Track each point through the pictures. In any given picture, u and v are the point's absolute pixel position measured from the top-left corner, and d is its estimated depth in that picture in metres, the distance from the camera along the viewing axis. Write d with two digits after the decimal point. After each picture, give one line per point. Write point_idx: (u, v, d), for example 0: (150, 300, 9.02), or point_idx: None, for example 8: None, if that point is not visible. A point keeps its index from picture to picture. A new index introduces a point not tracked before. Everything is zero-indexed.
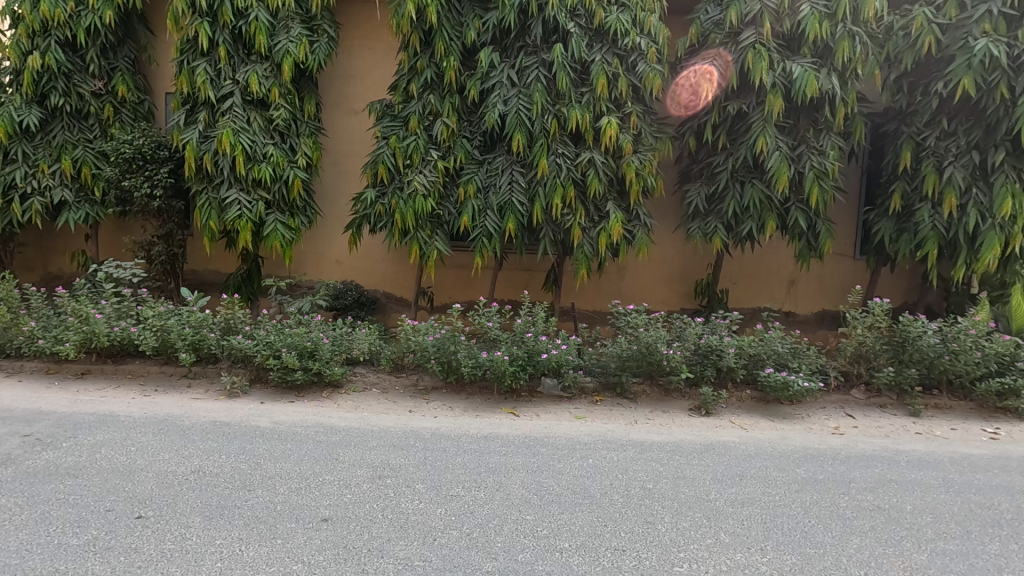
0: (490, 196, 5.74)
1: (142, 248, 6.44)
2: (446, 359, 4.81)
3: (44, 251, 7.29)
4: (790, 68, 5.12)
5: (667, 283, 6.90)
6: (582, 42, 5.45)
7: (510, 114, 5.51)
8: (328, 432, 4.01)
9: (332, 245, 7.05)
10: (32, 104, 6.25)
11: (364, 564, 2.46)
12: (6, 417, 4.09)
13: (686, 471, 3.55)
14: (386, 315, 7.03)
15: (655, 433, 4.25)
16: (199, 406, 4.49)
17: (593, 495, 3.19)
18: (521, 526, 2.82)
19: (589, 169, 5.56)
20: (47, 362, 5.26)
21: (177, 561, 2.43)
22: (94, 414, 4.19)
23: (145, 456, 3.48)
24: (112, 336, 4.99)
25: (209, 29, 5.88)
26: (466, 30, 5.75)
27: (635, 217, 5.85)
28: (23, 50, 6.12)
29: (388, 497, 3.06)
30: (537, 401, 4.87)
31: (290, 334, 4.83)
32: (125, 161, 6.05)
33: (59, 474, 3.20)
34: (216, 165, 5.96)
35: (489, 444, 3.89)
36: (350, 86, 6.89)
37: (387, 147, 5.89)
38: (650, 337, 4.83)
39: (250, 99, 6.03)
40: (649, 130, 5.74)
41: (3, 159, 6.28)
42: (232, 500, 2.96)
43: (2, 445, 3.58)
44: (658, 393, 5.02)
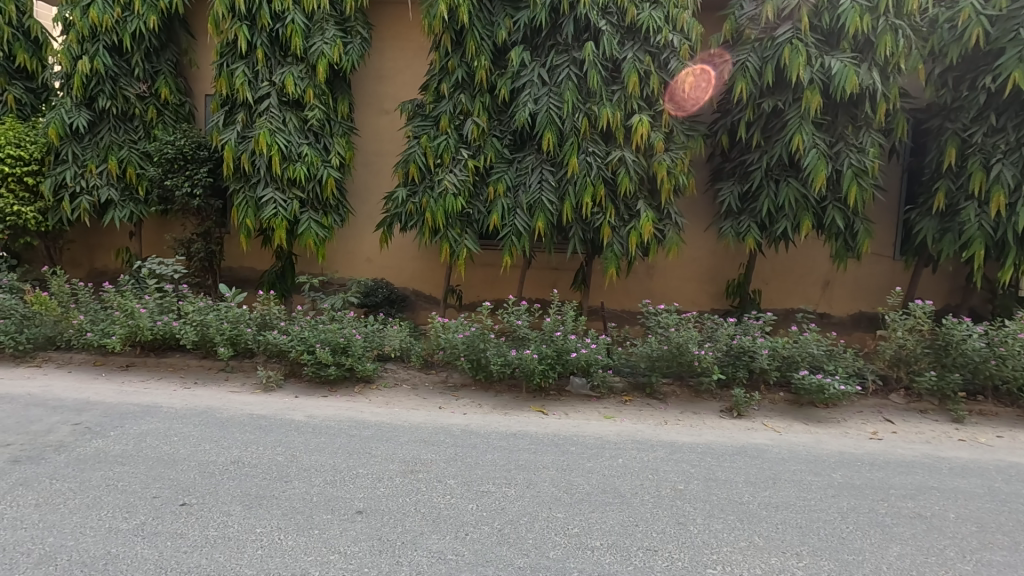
0: (520, 195, 5.75)
1: (182, 246, 6.66)
2: (476, 357, 4.85)
3: (91, 247, 7.61)
4: (828, 64, 4.99)
5: (697, 284, 6.81)
6: (613, 40, 5.43)
7: (540, 113, 5.51)
8: (360, 427, 4.09)
9: (363, 244, 7.17)
10: (81, 106, 6.53)
11: (399, 556, 2.50)
12: (58, 406, 4.29)
13: (718, 473, 3.51)
14: (415, 313, 7.12)
15: (686, 435, 4.21)
16: (237, 399, 4.63)
17: (623, 494, 3.18)
18: (552, 523, 2.83)
19: (619, 168, 5.52)
20: (95, 355, 5.49)
21: (220, 548, 2.51)
22: (139, 405, 4.36)
23: (188, 446, 3.61)
24: (154, 330, 5.18)
25: (248, 32, 6.04)
26: (497, 29, 5.78)
27: (666, 216, 5.80)
28: (73, 55, 6.40)
29: (420, 491, 3.11)
30: (566, 400, 4.87)
31: (324, 330, 4.94)
32: (167, 162, 6.28)
33: (109, 461, 3.35)
34: (253, 165, 6.13)
35: (519, 441, 3.92)
36: (382, 86, 6.98)
37: (418, 146, 5.97)
38: (681, 338, 4.79)
39: (286, 100, 6.18)
40: (681, 127, 5.68)
41: (54, 159, 6.56)
42: (271, 491, 3.05)
43: (55, 433, 3.76)
44: (689, 393, 4.97)
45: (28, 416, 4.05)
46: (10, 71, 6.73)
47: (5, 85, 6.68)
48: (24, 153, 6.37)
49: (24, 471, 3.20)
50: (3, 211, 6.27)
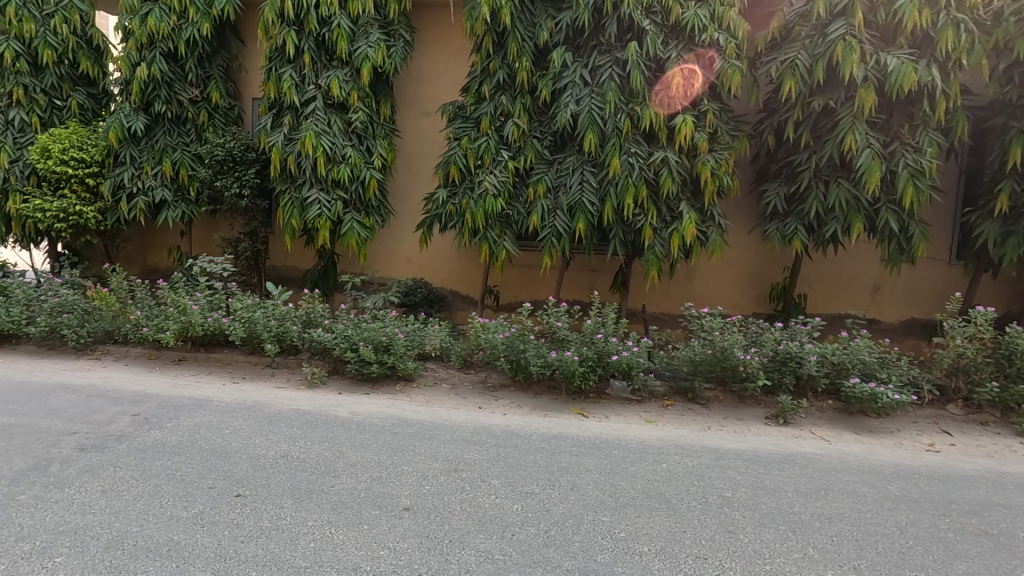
0: (560, 196, 5.72)
1: (229, 245, 6.87)
2: (516, 358, 4.86)
3: (145, 246, 7.94)
4: (884, 60, 4.82)
5: (740, 287, 6.67)
6: (657, 39, 5.37)
7: (582, 113, 5.49)
8: (403, 424, 4.15)
9: (403, 244, 7.27)
10: (139, 111, 6.80)
11: (448, 554, 2.52)
12: (117, 397, 4.48)
13: (766, 481, 3.42)
14: (453, 313, 7.18)
15: (730, 441, 4.12)
16: (283, 395, 4.75)
17: (669, 499, 3.14)
18: (598, 527, 2.81)
19: (662, 169, 5.44)
20: (149, 349, 5.73)
21: (275, 539, 2.58)
22: (191, 398, 4.53)
23: (239, 439, 3.72)
24: (205, 326, 5.36)
25: (296, 37, 6.20)
26: (539, 30, 5.77)
27: (709, 218, 5.70)
28: (132, 61, 6.68)
29: (464, 490, 3.13)
30: (606, 402, 4.84)
31: (367, 329, 5.04)
32: (218, 163, 6.50)
33: (168, 451, 3.49)
34: (299, 166, 6.28)
35: (560, 443, 3.90)
36: (423, 88, 7.07)
37: (459, 148, 6.03)
38: (725, 341, 4.70)
39: (331, 103, 6.32)
40: (726, 127, 5.57)
41: (113, 161, 6.87)
42: (320, 485, 3.11)
43: (116, 423, 3.93)
44: (732, 399, 4.87)
45: (91, 406, 4.25)
46: (74, 77, 7.07)
47: (69, 90, 7.03)
48: (86, 156, 6.70)
49: (89, 459, 3.35)
50: (66, 211, 6.63)
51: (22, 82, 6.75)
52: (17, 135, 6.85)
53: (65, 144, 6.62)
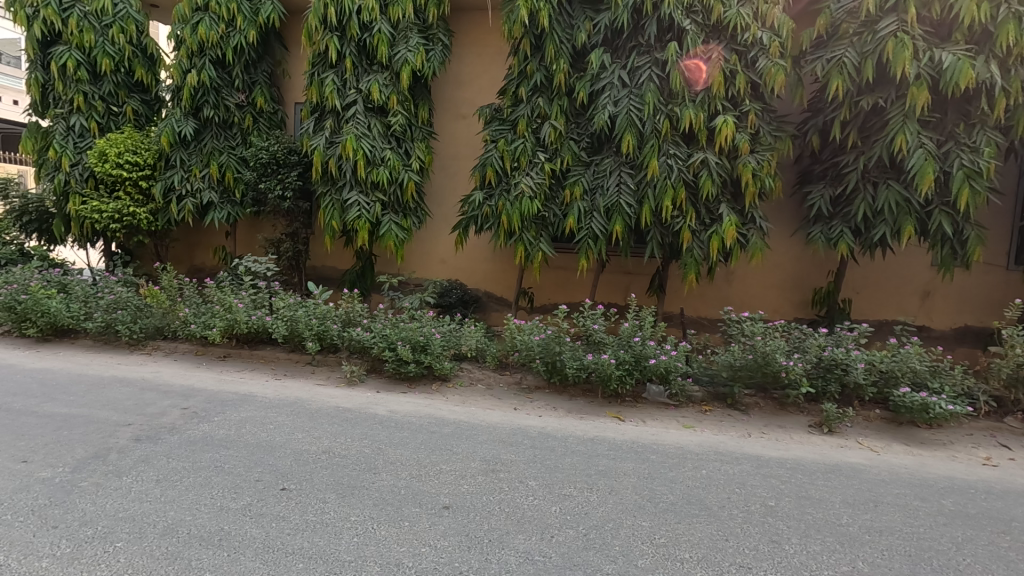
0: (597, 198, 5.69)
1: (272, 245, 7.07)
2: (551, 360, 4.85)
3: (191, 245, 8.25)
4: (938, 57, 4.65)
5: (781, 292, 6.51)
6: (697, 40, 5.30)
7: (620, 115, 5.46)
8: (440, 423, 4.20)
9: (439, 245, 7.35)
10: (188, 116, 7.06)
11: (488, 554, 2.54)
12: (168, 391, 4.67)
13: (811, 491, 3.32)
14: (487, 314, 7.22)
15: (772, 449, 4.03)
16: (324, 392, 4.86)
17: (710, 507, 3.08)
18: (638, 531, 2.79)
19: (701, 170, 5.36)
20: (197, 345, 5.95)
21: (319, 532, 2.65)
22: (237, 394, 4.68)
23: (283, 434, 3.83)
24: (249, 324, 5.53)
25: (338, 43, 6.34)
26: (577, 32, 5.76)
27: (750, 221, 5.58)
28: (183, 68, 6.95)
29: (503, 491, 3.14)
30: (642, 406, 4.79)
31: (405, 329, 5.12)
32: (262, 166, 6.71)
33: (217, 444, 3.62)
34: (340, 169, 6.42)
35: (597, 447, 3.88)
36: (460, 91, 7.14)
37: (496, 150, 6.06)
38: (767, 347, 4.58)
39: (371, 107, 6.45)
40: (768, 128, 5.46)
41: (165, 165, 7.15)
42: (361, 481, 3.17)
43: (168, 416, 4.09)
44: (773, 406, 4.76)
45: (144, 399, 4.43)
46: (130, 84, 7.39)
47: (125, 97, 7.36)
48: (139, 159, 6.99)
49: (144, 449, 3.50)
50: (120, 212, 6.97)
51: (82, 90, 7.09)
52: (77, 140, 7.20)
53: (120, 148, 6.91)
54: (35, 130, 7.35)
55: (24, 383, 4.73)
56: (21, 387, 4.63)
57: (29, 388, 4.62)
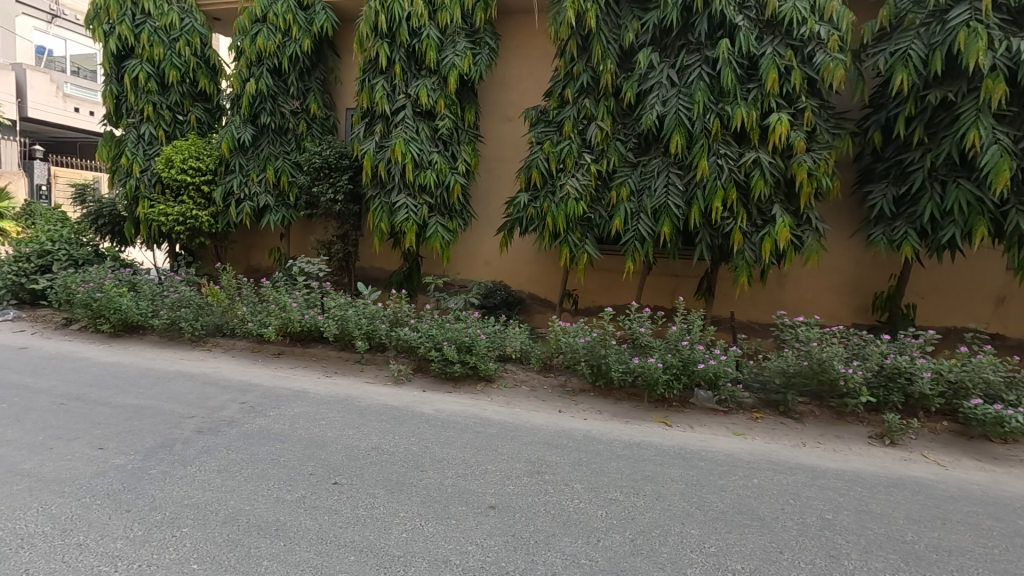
0: (644, 199, 5.60)
1: (324, 247, 7.30)
2: (597, 363, 4.80)
3: (248, 247, 8.62)
4: (1016, 46, 4.39)
5: (838, 296, 6.23)
6: (750, 35, 5.16)
7: (669, 115, 5.37)
8: (484, 424, 4.23)
9: (484, 247, 7.41)
10: (247, 123, 7.37)
11: (534, 555, 2.54)
12: (227, 385, 4.90)
13: (872, 505, 3.17)
14: (531, 316, 7.22)
15: (828, 459, 3.86)
16: (373, 389, 5.00)
17: (763, 517, 2.98)
18: (687, 539, 2.73)
19: (754, 170, 5.21)
20: (254, 342, 6.21)
21: (369, 527, 2.71)
22: (291, 390, 4.85)
23: (334, 429, 3.95)
24: (303, 322, 5.73)
25: (388, 49, 6.50)
26: (624, 32, 5.70)
27: (806, 222, 5.38)
28: (243, 77, 7.27)
29: (548, 493, 3.14)
30: (690, 412, 4.68)
31: (451, 329, 5.18)
32: (315, 170, 6.94)
33: (273, 438, 3.76)
34: (389, 172, 6.57)
35: (643, 451, 3.82)
36: (506, 93, 7.19)
37: (542, 152, 6.06)
38: (823, 353, 4.40)
39: (419, 111, 6.57)
40: (826, 125, 5.25)
41: (225, 170, 7.49)
42: (409, 478, 3.23)
43: (227, 410, 4.29)
44: (830, 415, 4.57)
45: (205, 393, 4.66)
46: (194, 94, 7.79)
47: (190, 106, 7.76)
48: (202, 165, 7.34)
49: (206, 440, 3.68)
50: (184, 215, 7.34)
51: (151, 100, 7.52)
52: (147, 147, 7.64)
53: (185, 155, 7.29)
54: (110, 139, 7.84)
55: (98, 375, 5.06)
56: (96, 379, 4.95)
57: (103, 379, 4.95)
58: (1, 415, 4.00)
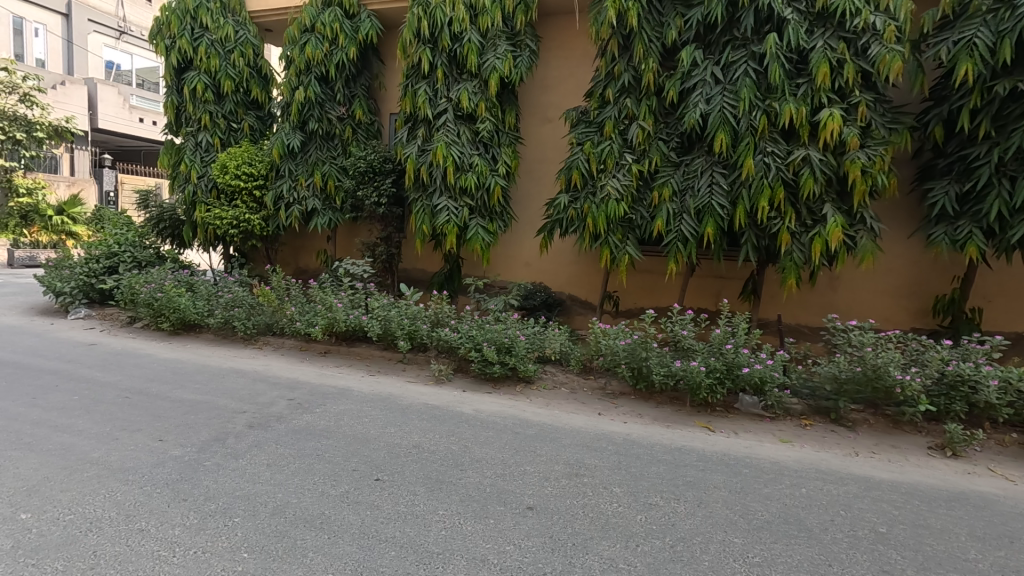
0: (687, 199, 5.50)
1: (368, 248, 7.50)
2: (637, 366, 4.73)
3: (296, 249, 8.92)
4: None
5: (894, 298, 5.94)
6: (800, 29, 5.00)
7: (713, 113, 5.25)
8: (523, 425, 4.24)
9: (524, 248, 7.43)
10: (296, 129, 7.64)
11: (572, 557, 2.53)
12: (276, 382, 5.09)
13: (930, 520, 3.01)
14: (572, 318, 7.19)
15: (883, 470, 3.69)
16: (414, 388, 5.09)
17: (810, 528, 2.88)
18: (729, 548, 2.66)
19: (803, 168, 5.02)
20: (301, 341, 6.42)
21: (410, 523, 2.77)
22: (336, 388, 5.00)
23: (377, 427, 4.05)
24: (348, 322, 5.90)
25: (430, 54, 6.61)
26: (667, 30, 5.62)
27: (859, 222, 5.15)
28: (292, 85, 7.54)
29: (587, 496, 3.12)
30: (734, 417, 4.56)
31: (491, 330, 5.22)
32: (360, 174, 7.13)
33: (318, 434, 3.89)
34: (430, 175, 6.68)
35: (685, 457, 3.75)
36: (547, 95, 7.19)
37: (582, 153, 6.03)
38: (878, 359, 4.20)
39: (461, 115, 6.65)
40: (882, 120, 5.01)
41: (276, 175, 7.78)
42: (448, 477, 3.28)
43: (276, 406, 4.45)
44: (885, 424, 4.36)
45: (256, 389, 4.86)
46: (247, 103, 8.14)
47: (243, 114, 8.11)
48: (254, 171, 7.66)
49: (257, 435, 3.84)
50: (238, 218, 7.68)
51: (208, 109, 7.90)
52: (204, 155, 8.02)
53: (238, 161, 7.62)
54: (170, 147, 8.27)
55: (159, 371, 5.36)
56: (156, 374, 5.24)
57: (163, 375, 5.23)
58: (73, 406, 4.28)
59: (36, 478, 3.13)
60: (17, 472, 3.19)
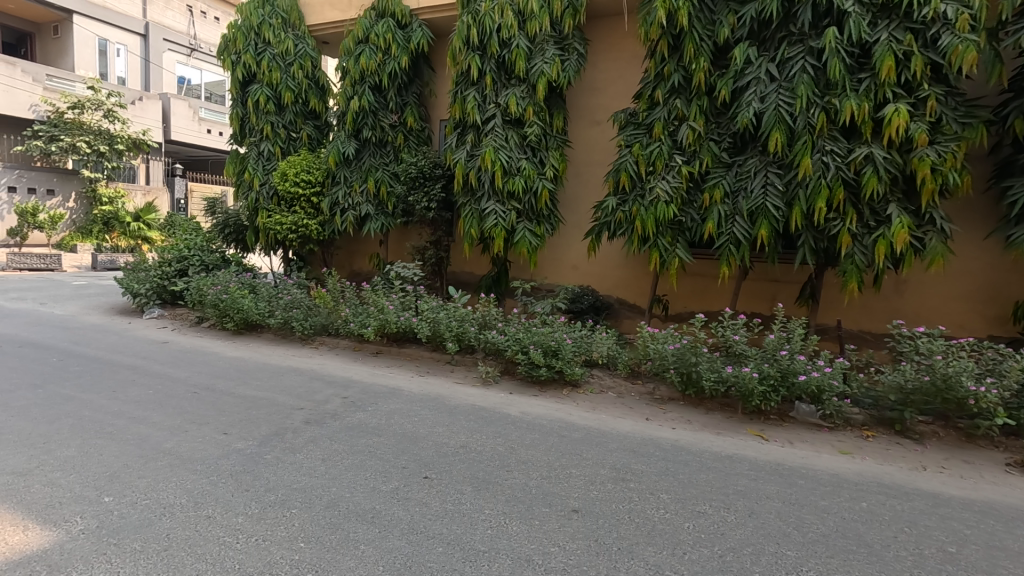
0: (740, 201, 5.36)
1: (418, 252, 7.69)
2: (686, 371, 4.64)
3: (351, 253, 9.24)
4: None
5: (968, 304, 5.57)
6: (862, 22, 4.78)
7: (767, 111, 5.10)
8: (570, 428, 4.24)
9: (571, 251, 7.43)
10: (351, 137, 7.92)
11: (617, 562, 2.52)
12: (331, 381, 5.30)
13: (1007, 541, 2.81)
14: (619, 321, 7.13)
15: (954, 486, 3.47)
16: (462, 389, 5.18)
17: (871, 544, 2.75)
18: (781, 560, 2.58)
19: (865, 167, 4.79)
20: (354, 341, 6.66)
21: (456, 521, 2.83)
22: (387, 387, 5.16)
23: (426, 426, 4.15)
24: (398, 323, 6.07)
25: (479, 61, 6.72)
26: (719, 28, 5.51)
27: (928, 222, 4.86)
28: (347, 95, 7.82)
29: (633, 501, 3.09)
30: (789, 427, 4.39)
31: (537, 333, 5.23)
32: (411, 180, 7.32)
33: (370, 431, 4.02)
34: (479, 180, 6.77)
35: (736, 465, 3.65)
36: (595, 97, 7.16)
37: (630, 155, 5.97)
38: (949, 368, 3.97)
39: (509, 120, 6.71)
40: (954, 114, 4.72)
41: (332, 182, 8.09)
42: (494, 477, 3.33)
43: (331, 403, 4.64)
44: (957, 438, 4.10)
45: (312, 387, 5.08)
46: (305, 113, 8.51)
47: (302, 124, 8.49)
48: (312, 178, 8.00)
49: (313, 431, 4.00)
50: (297, 224, 8.03)
51: (270, 120, 8.30)
52: (266, 163, 8.43)
53: (297, 169, 7.97)
54: (235, 157, 8.73)
55: (224, 368, 5.69)
56: (222, 371, 5.56)
57: (228, 372, 5.55)
58: (148, 400, 4.61)
59: (116, 464, 3.39)
60: (100, 459, 3.46)
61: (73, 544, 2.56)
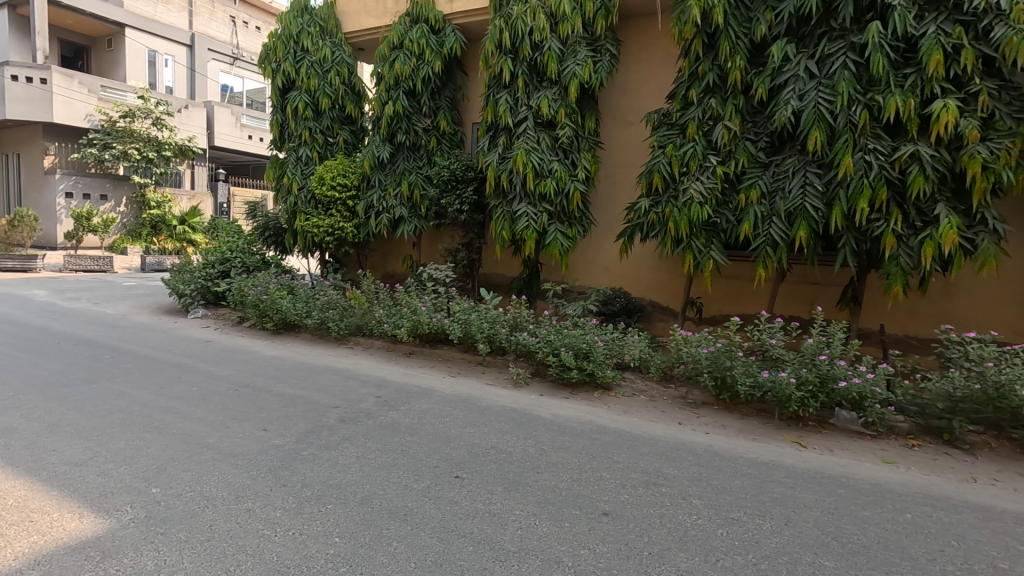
0: (777, 202, 5.23)
1: (450, 254, 7.79)
2: (721, 375, 4.54)
3: (386, 255, 9.41)
4: None
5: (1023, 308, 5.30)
6: (907, 15, 4.63)
7: (806, 110, 4.97)
8: (600, 431, 4.22)
9: (603, 254, 7.38)
10: (385, 141, 8.07)
11: (647, 566, 2.50)
12: (366, 380, 5.41)
13: None
14: (652, 324, 7.05)
15: (1007, 500, 3.30)
16: (493, 390, 5.22)
17: (915, 557, 2.64)
18: (819, 570, 2.51)
19: (911, 165, 4.61)
20: (388, 342, 6.78)
21: (487, 520, 2.85)
22: (420, 387, 5.24)
23: (457, 427, 4.20)
24: (431, 325, 6.15)
25: (511, 64, 6.76)
26: (755, 25, 5.39)
27: (979, 223, 4.63)
28: (382, 100, 7.98)
29: (665, 505, 3.06)
30: (829, 434, 4.26)
31: (568, 335, 5.23)
32: (444, 182, 7.41)
33: (403, 430, 4.09)
34: (510, 182, 6.80)
35: (772, 472, 3.56)
36: (628, 98, 7.11)
37: (664, 156, 5.90)
38: (1002, 376, 3.80)
39: (541, 122, 6.72)
40: (1009, 109, 4.48)
41: (367, 185, 8.26)
42: (524, 478, 3.34)
43: (365, 402, 4.73)
44: (1010, 449, 3.91)
45: (347, 386, 5.20)
46: (342, 118, 8.72)
47: (338, 129, 8.70)
48: (348, 181, 8.18)
49: (348, 429, 4.09)
50: (333, 227, 8.21)
51: (308, 126, 8.53)
52: (304, 167, 8.67)
53: (334, 173, 8.17)
54: (274, 162, 8.99)
55: (264, 366, 5.88)
56: (261, 369, 5.74)
57: (267, 370, 5.73)
58: (192, 396, 4.79)
59: (163, 458, 3.54)
60: (149, 452, 3.62)
61: (124, 531, 2.69)
